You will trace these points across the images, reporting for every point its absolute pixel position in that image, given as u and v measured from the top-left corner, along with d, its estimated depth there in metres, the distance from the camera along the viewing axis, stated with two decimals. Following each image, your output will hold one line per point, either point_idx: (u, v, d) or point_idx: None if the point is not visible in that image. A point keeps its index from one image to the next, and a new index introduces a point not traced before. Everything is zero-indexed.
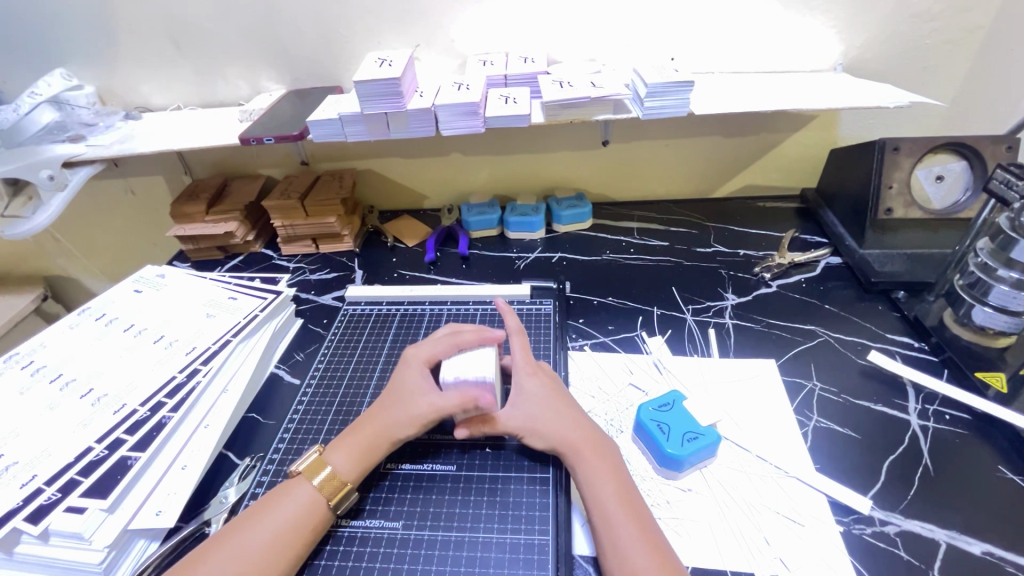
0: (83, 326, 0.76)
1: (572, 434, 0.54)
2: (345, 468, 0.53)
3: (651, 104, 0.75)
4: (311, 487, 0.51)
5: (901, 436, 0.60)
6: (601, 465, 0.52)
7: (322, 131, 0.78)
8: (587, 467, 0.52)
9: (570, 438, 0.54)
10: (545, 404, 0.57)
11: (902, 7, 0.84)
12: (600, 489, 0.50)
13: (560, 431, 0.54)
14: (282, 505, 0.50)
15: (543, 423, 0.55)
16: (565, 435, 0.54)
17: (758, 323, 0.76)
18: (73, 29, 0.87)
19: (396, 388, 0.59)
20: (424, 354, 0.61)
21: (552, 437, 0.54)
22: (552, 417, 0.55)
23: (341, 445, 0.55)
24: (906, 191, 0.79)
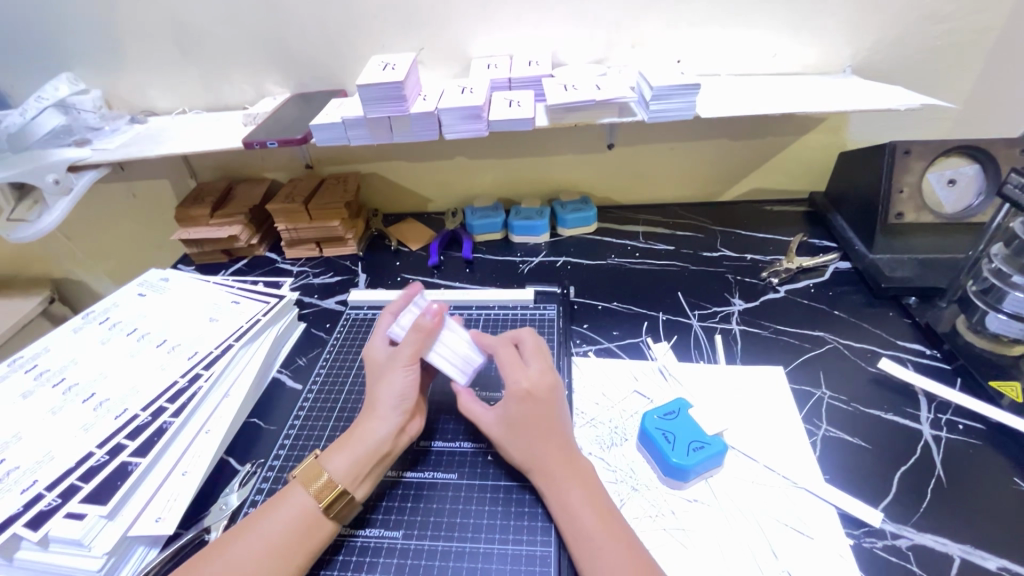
0: (87, 330, 0.76)
1: (534, 445, 0.52)
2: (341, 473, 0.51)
3: (656, 107, 0.74)
4: (310, 493, 0.50)
5: (913, 447, 0.59)
6: (566, 477, 0.51)
7: (326, 135, 0.78)
8: (547, 481, 0.51)
9: (534, 452, 0.52)
10: (511, 413, 0.54)
11: (914, 8, 0.82)
12: (568, 508, 0.49)
13: (521, 444, 0.53)
14: (280, 513, 0.49)
15: (505, 437, 0.54)
16: (528, 451, 0.52)
17: (766, 329, 0.75)
18: (80, 34, 0.88)
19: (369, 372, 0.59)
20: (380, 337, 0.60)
21: (513, 454, 0.53)
22: (515, 429, 0.53)
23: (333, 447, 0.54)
24: (917, 195, 0.77)
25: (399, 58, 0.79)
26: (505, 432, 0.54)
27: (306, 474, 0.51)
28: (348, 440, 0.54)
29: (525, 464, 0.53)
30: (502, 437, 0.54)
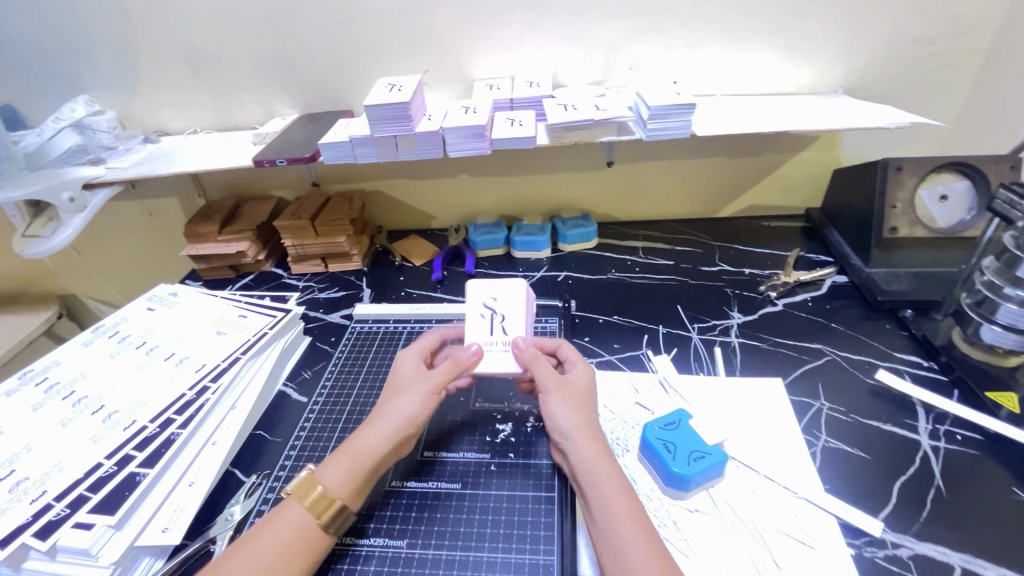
0: (97, 343, 0.77)
1: (584, 421, 0.54)
2: (338, 486, 0.51)
3: (653, 125, 0.76)
4: (304, 508, 0.49)
5: (912, 457, 0.59)
6: (605, 459, 0.51)
7: (333, 153, 0.79)
8: (587, 456, 0.51)
9: (586, 425, 0.54)
10: (569, 388, 0.57)
11: (901, 30, 0.85)
12: (607, 487, 0.49)
13: (576, 415, 0.54)
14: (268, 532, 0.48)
15: (557, 407, 0.55)
16: (583, 423, 0.54)
17: (764, 342, 0.76)
18: (98, 58, 0.91)
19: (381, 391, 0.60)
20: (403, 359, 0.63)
21: (567, 423, 0.54)
22: (571, 402, 0.56)
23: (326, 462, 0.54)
24: (910, 211, 0.79)
25: (405, 79, 0.82)
26: (560, 400, 0.55)
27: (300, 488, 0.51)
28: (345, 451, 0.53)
29: (575, 435, 0.53)
30: (556, 404, 0.55)
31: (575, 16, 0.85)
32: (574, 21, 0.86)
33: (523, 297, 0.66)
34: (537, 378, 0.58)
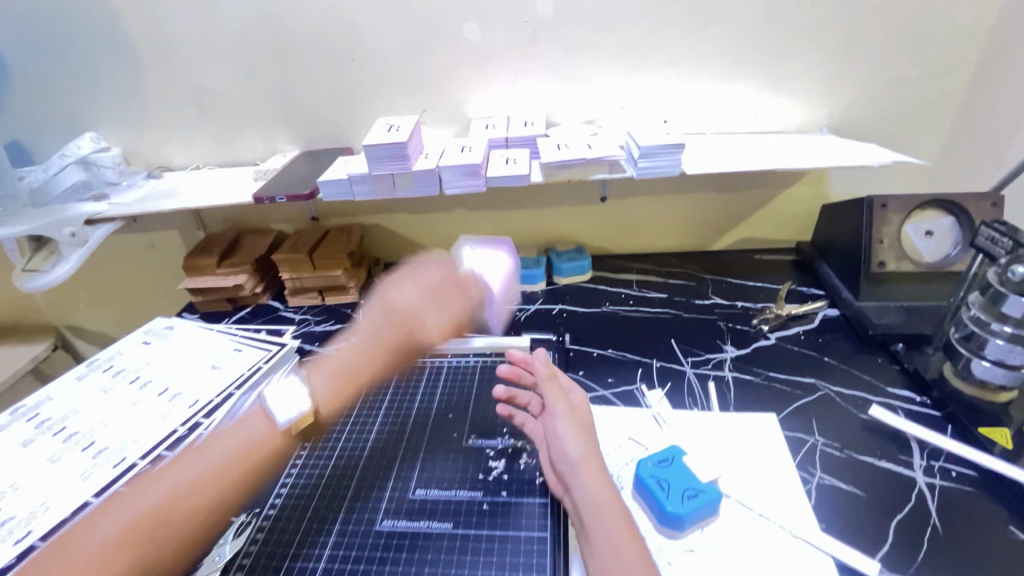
0: (91, 378, 0.77)
1: (591, 450, 0.55)
2: (331, 403, 0.68)
3: (644, 164, 0.78)
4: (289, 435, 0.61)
5: (908, 495, 0.59)
6: (611, 492, 0.51)
7: (331, 190, 0.81)
8: (595, 485, 0.51)
9: (591, 452, 0.55)
10: (576, 414, 0.59)
11: (881, 72, 0.89)
12: (608, 517, 0.49)
13: (582, 440, 0.56)
14: (238, 438, 0.57)
15: (566, 430, 0.56)
16: (589, 450, 0.55)
17: (758, 376, 0.76)
18: (105, 97, 0.94)
19: (415, 341, 0.76)
20: (437, 323, 0.77)
21: (573, 448, 0.55)
22: (579, 428, 0.57)
23: (324, 372, 0.71)
24: (896, 245, 0.81)
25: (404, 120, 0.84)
26: (569, 424, 0.57)
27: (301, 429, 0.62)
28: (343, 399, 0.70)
29: (582, 462, 0.53)
30: (564, 427, 0.57)
31: (569, 59, 0.89)
32: (566, 63, 0.89)
33: (500, 267, 0.81)
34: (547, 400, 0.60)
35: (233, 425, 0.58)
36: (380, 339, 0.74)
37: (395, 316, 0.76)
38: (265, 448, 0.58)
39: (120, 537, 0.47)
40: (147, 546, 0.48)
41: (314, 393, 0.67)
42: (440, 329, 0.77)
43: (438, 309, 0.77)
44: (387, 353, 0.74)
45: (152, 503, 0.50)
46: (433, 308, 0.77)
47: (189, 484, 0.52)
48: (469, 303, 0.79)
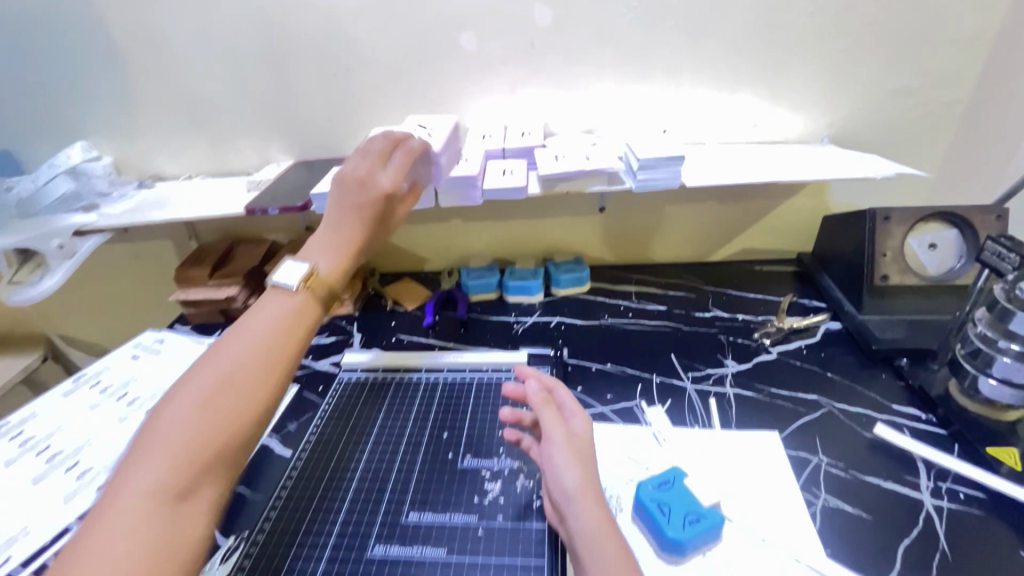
0: (77, 394, 0.75)
1: (588, 482, 0.50)
2: (325, 271, 0.61)
3: (644, 176, 0.77)
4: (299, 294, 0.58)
5: (915, 517, 0.57)
6: (609, 530, 0.47)
7: (323, 203, 0.79)
8: (591, 523, 0.47)
9: (588, 484, 0.50)
10: (574, 439, 0.53)
11: (883, 82, 0.88)
12: (604, 559, 0.45)
13: (579, 471, 0.51)
14: (273, 317, 0.56)
15: (561, 460, 0.51)
16: (587, 483, 0.50)
17: (760, 393, 0.75)
18: (96, 106, 0.93)
19: (369, 204, 0.63)
20: (390, 173, 0.65)
21: (568, 480, 0.50)
22: (577, 457, 0.52)
23: (317, 251, 0.62)
24: (900, 258, 0.79)
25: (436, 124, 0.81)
26: (565, 453, 0.52)
27: (310, 283, 0.59)
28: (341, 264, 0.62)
29: (579, 497, 0.49)
30: (560, 456, 0.51)
31: (568, 69, 0.88)
32: (564, 73, 0.88)
33: (447, 133, 0.78)
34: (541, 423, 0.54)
35: (257, 312, 0.56)
36: (346, 213, 0.63)
37: (346, 186, 0.64)
38: (302, 319, 0.57)
39: (199, 410, 0.46)
40: (228, 412, 0.47)
41: (317, 265, 0.60)
42: (397, 177, 0.65)
43: (386, 160, 0.66)
44: (358, 221, 0.63)
45: (213, 379, 0.49)
46: (379, 164, 0.65)
47: (242, 358, 0.51)
48: (418, 153, 0.69)
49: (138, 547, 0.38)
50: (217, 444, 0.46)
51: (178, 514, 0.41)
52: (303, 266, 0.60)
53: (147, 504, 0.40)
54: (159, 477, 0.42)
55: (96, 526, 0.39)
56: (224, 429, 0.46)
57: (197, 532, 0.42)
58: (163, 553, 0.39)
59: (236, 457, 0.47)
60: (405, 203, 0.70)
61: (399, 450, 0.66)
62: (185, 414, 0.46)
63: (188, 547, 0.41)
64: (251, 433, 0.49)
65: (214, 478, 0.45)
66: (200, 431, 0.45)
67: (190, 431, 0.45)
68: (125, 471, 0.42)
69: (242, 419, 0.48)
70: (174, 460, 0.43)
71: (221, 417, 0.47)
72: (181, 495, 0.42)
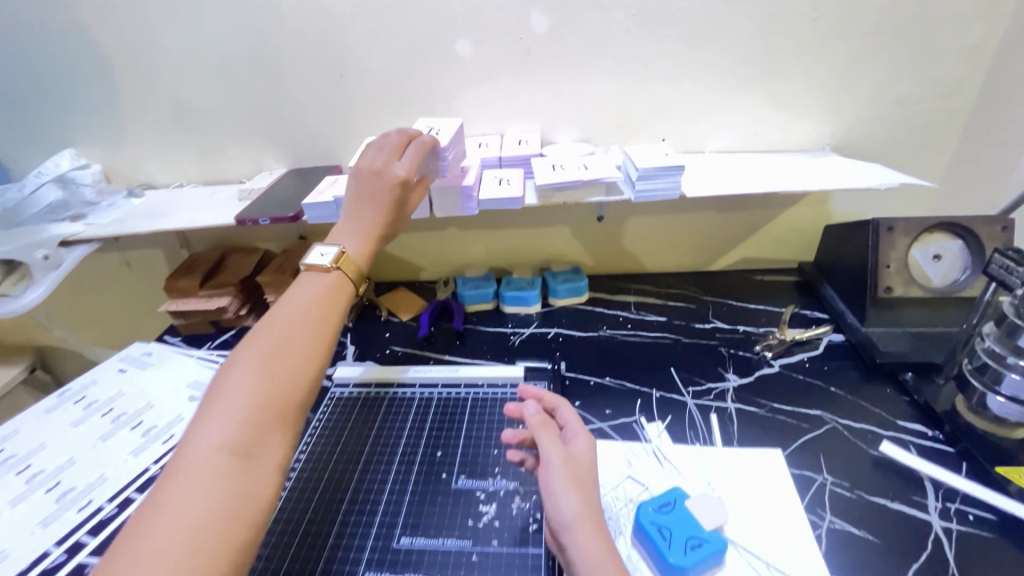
0: (61, 409, 0.73)
1: (588, 510, 0.48)
2: (354, 252, 0.61)
3: (642, 186, 0.75)
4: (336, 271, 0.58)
5: (923, 540, 0.56)
6: (609, 558, 0.45)
7: (316, 213, 0.77)
8: (590, 553, 0.45)
9: (588, 512, 0.48)
10: (573, 463, 0.52)
11: (884, 91, 0.86)
12: None
13: (578, 498, 0.49)
14: (317, 285, 0.57)
15: (559, 487, 0.49)
16: (586, 512, 0.48)
17: (762, 408, 0.73)
18: (85, 113, 0.91)
19: (386, 192, 0.64)
20: (405, 161, 0.66)
21: (566, 507, 0.48)
22: (576, 482, 0.50)
23: (342, 237, 0.62)
24: (904, 269, 0.78)
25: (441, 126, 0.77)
26: (563, 480, 0.50)
27: (341, 263, 0.59)
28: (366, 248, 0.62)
29: (577, 526, 0.47)
30: (558, 483, 0.50)
31: (566, 77, 0.86)
32: (561, 81, 0.87)
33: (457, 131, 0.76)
34: (539, 447, 0.53)
35: (301, 283, 0.58)
36: (367, 202, 0.64)
37: (364, 176, 0.65)
38: (343, 288, 0.58)
39: (259, 371, 0.48)
40: (285, 373, 0.49)
41: (344, 249, 0.60)
42: (412, 164, 0.66)
43: (400, 150, 0.67)
44: (379, 207, 0.64)
45: (270, 340, 0.50)
46: (394, 154, 0.66)
47: (294, 324, 0.52)
48: (432, 142, 0.69)
49: (215, 496, 0.41)
50: (279, 402, 0.47)
51: (248, 467, 0.43)
52: (330, 249, 0.60)
53: (219, 458, 0.42)
54: (227, 434, 0.44)
55: (173, 477, 0.41)
56: (282, 390, 0.48)
57: (266, 483, 0.44)
58: (239, 500, 0.42)
59: (296, 415, 0.49)
60: (421, 192, 0.70)
61: (392, 470, 0.64)
62: (247, 375, 0.47)
63: (260, 497, 0.43)
64: (307, 394, 0.51)
65: (279, 432, 0.47)
66: (262, 391, 0.47)
67: (253, 390, 0.47)
68: (196, 427, 0.44)
69: (300, 379, 0.50)
70: (240, 418, 0.45)
71: (279, 377, 0.48)
72: (248, 451, 0.44)
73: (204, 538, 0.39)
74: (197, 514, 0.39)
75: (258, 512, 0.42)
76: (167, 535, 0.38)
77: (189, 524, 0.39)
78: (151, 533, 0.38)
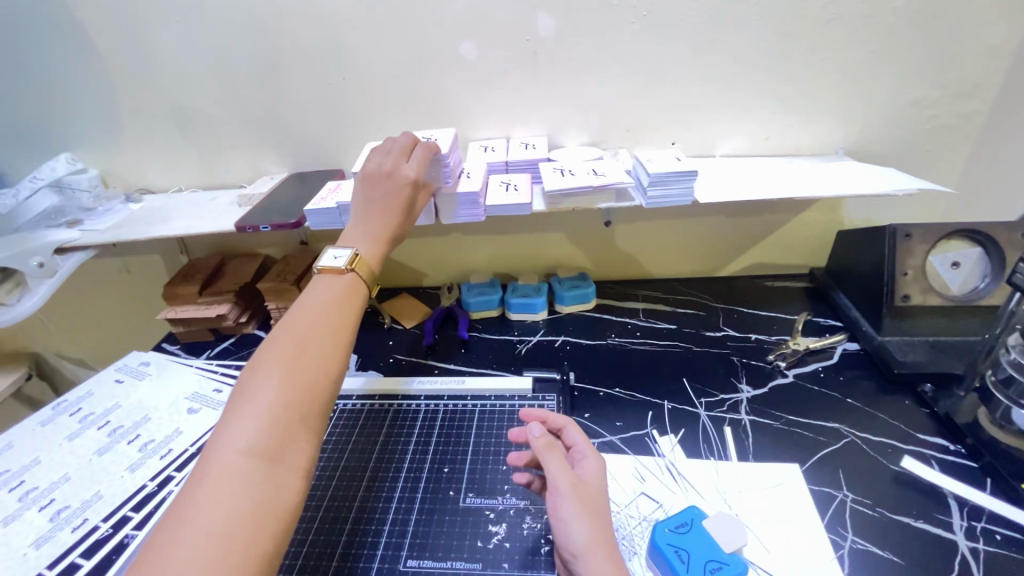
0: (56, 423, 0.71)
1: (599, 536, 0.46)
2: (367, 255, 0.59)
3: (654, 192, 0.73)
4: (351, 272, 0.56)
5: (950, 562, 0.54)
6: None
7: (318, 220, 0.75)
8: None
9: (600, 538, 0.46)
10: (583, 486, 0.50)
11: (899, 94, 0.84)
12: None
13: (589, 523, 0.47)
14: (336, 286, 0.55)
15: (569, 515, 0.47)
16: (598, 538, 0.46)
17: (777, 420, 0.71)
18: (81, 117, 0.89)
19: (397, 193, 0.63)
20: (415, 163, 0.65)
21: (575, 535, 0.46)
22: (586, 506, 0.48)
23: (354, 239, 0.60)
24: (921, 277, 0.75)
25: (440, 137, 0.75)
26: (572, 506, 0.48)
27: (356, 264, 0.57)
28: (379, 249, 0.60)
29: (589, 554, 0.45)
30: (567, 509, 0.48)
31: (574, 79, 0.84)
32: (569, 84, 0.85)
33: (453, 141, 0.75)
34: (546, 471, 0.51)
35: (318, 284, 0.56)
36: (377, 202, 0.63)
37: (373, 177, 0.63)
38: (360, 290, 0.56)
39: (283, 372, 0.46)
40: (308, 374, 0.47)
41: (357, 251, 0.58)
42: (421, 166, 0.65)
43: (408, 152, 0.66)
44: (391, 208, 0.63)
45: (294, 339, 0.49)
46: (403, 157, 0.65)
47: (317, 322, 0.51)
48: (437, 147, 0.69)
49: (240, 502, 0.39)
50: (303, 401, 0.46)
51: (272, 470, 0.41)
52: (344, 252, 0.58)
53: (244, 463, 0.41)
54: (251, 439, 0.42)
55: (198, 483, 0.39)
56: (306, 392, 0.46)
57: (292, 488, 0.42)
58: (262, 508, 0.40)
59: (321, 417, 0.47)
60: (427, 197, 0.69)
61: (397, 487, 0.62)
62: (270, 376, 0.45)
63: (284, 503, 0.41)
64: (330, 395, 0.49)
65: (305, 434, 0.45)
66: (285, 392, 0.45)
67: (277, 393, 0.45)
68: (220, 431, 0.43)
69: (325, 376, 0.48)
70: (264, 420, 0.43)
71: (303, 378, 0.46)
72: (273, 455, 0.42)
73: (229, 550, 0.37)
74: (222, 521, 0.38)
75: (283, 519, 0.41)
76: (191, 545, 0.36)
77: (214, 532, 0.37)
78: (176, 541, 0.36)
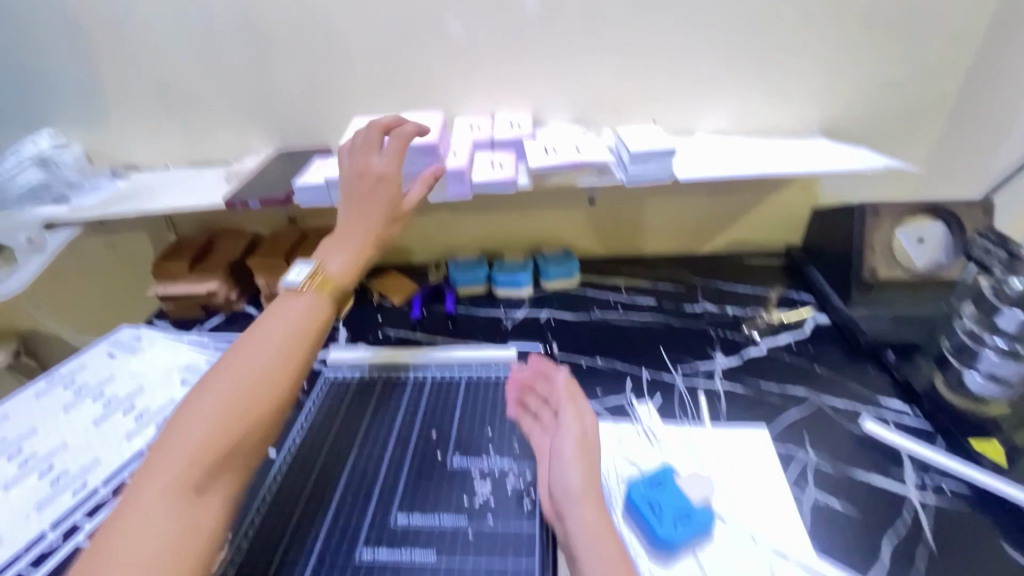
0: (51, 395, 0.72)
1: (591, 481, 0.51)
2: (337, 271, 0.61)
3: (634, 169, 0.75)
4: (312, 296, 0.59)
5: (900, 511, 0.58)
6: (608, 527, 0.48)
7: (307, 195, 0.76)
8: (590, 520, 0.48)
9: (590, 482, 0.51)
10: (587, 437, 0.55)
11: (874, 75, 0.87)
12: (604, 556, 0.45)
13: (581, 470, 0.51)
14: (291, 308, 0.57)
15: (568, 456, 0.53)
16: (589, 482, 0.51)
17: (749, 387, 0.75)
18: (64, 92, 0.88)
19: (371, 194, 0.63)
20: (387, 157, 0.64)
21: (572, 477, 0.51)
22: (585, 453, 0.53)
23: (328, 255, 0.62)
24: (888, 252, 0.80)
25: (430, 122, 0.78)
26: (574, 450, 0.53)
27: (321, 284, 0.60)
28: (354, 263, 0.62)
29: (579, 495, 0.49)
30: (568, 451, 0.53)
31: (558, 57, 0.86)
32: (553, 62, 0.86)
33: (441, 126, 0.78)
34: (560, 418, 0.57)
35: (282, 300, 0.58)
36: (352, 205, 0.63)
37: (348, 178, 0.64)
38: (318, 308, 0.59)
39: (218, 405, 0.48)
40: (248, 405, 0.49)
41: (328, 268, 0.61)
42: (393, 161, 0.64)
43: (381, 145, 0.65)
44: (367, 212, 0.63)
45: (235, 372, 0.51)
46: (373, 151, 0.64)
47: (262, 352, 0.53)
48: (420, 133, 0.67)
49: (165, 537, 0.41)
50: (235, 436, 0.48)
51: (194, 506, 0.44)
52: (307, 268, 0.61)
53: (169, 495, 0.43)
54: (177, 473, 0.44)
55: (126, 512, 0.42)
56: (239, 426, 0.48)
57: (211, 521, 0.44)
58: (181, 546, 0.42)
59: (251, 449, 0.49)
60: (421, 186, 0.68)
61: (388, 451, 0.65)
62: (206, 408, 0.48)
63: (204, 537, 0.43)
64: (266, 430, 0.51)
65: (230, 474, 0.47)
66: (216, 427, 0.47)
67: (210, 426, 0.47)
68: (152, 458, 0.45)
69: (263, 409, 0.50)
70: (191, 456, 0.45)
71: (239, 414, 0.49)
72: (196, 490, 0.44)
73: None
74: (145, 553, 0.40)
75: (203, 552, 0.43)
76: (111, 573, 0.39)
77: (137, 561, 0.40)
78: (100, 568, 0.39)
